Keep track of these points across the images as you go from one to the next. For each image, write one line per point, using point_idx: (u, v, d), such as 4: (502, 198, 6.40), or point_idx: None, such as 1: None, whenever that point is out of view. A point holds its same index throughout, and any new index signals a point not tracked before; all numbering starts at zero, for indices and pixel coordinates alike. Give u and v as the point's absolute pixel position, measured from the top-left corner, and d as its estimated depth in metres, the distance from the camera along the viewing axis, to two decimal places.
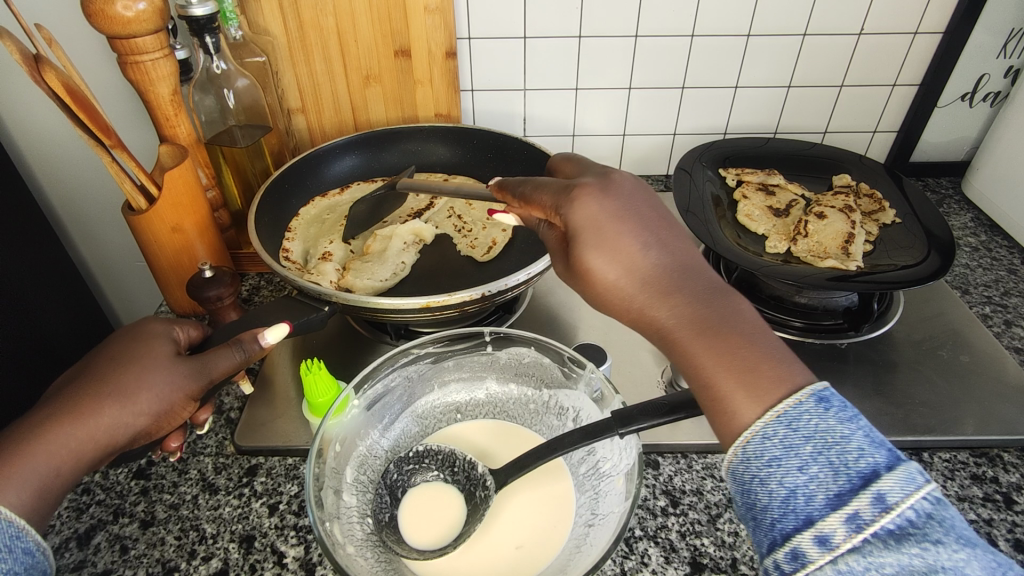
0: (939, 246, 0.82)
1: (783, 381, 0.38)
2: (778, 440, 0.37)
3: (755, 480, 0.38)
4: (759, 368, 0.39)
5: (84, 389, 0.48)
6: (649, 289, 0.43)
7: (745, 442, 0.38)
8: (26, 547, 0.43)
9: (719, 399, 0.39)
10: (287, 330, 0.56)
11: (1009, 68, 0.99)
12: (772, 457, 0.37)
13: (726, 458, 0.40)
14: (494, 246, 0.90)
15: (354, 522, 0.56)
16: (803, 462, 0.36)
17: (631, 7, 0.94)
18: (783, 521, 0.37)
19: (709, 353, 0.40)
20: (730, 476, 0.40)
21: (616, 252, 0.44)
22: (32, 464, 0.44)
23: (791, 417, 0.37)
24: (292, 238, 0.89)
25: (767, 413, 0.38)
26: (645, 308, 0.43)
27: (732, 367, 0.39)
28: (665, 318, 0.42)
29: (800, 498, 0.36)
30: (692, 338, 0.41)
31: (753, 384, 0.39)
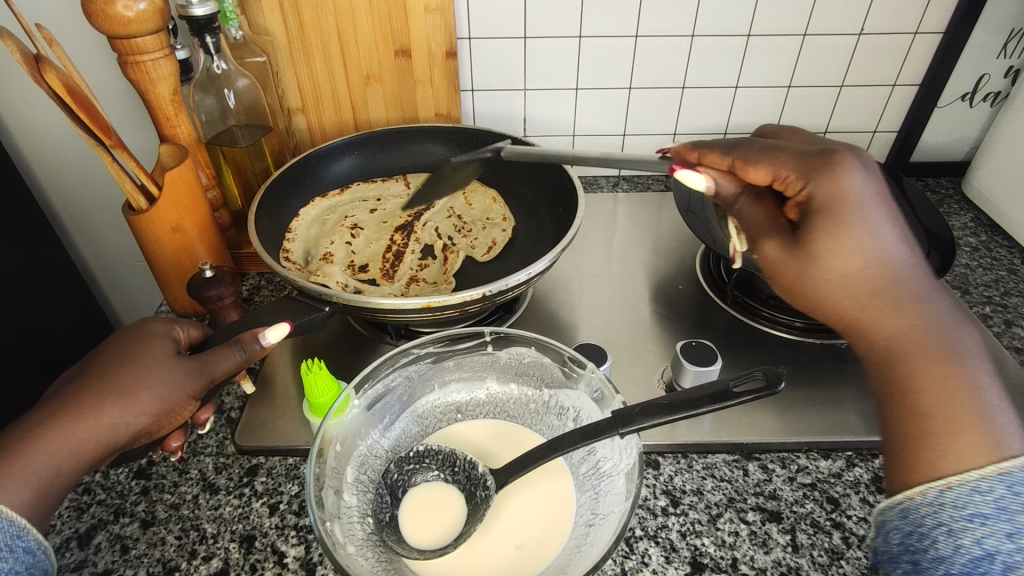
0: (939, 246, 0.82)
1: (999, 440, 0.39)
2: (992, 499, 0.39)
3: (942, 529, 0.40)
4: (967, 421, 0.40)
5: (85, 390, 0.48)
6: (887, 289, 0.44)
7: (949, 489, 0.40)
8: (27, 547, 0.43)
9: (925, 441, 0.41)
10: (288, 329, 0.55)
11: (1009, 68, 1.00)
12: (977, 514, 0.39)
13: (906, 494, 0.42)
14: (494, 246, 0.90)
15: (355, 522, 0.56)
16: (1015, 529, 0.38)
17: (631, 7, 0.94)
18: (962, 572, 0.39)
19: (930, 376, 0.42)
20: (902, 511, 0.42)
21: (854, 242, 0.44)
22: (32, 464, 0.44)
23: (1016, 481, 0.38)
24: (293, 238, 0.88)
25: (987, 469, 0.39)
26: (896, 311, 0.44)
27: (943, 401, 0.41)
28: (875, 316, 0.45)
29: (995, 563, 0.38)
30: (915, 352, 0.43)
31: (957, 433, 0.40)
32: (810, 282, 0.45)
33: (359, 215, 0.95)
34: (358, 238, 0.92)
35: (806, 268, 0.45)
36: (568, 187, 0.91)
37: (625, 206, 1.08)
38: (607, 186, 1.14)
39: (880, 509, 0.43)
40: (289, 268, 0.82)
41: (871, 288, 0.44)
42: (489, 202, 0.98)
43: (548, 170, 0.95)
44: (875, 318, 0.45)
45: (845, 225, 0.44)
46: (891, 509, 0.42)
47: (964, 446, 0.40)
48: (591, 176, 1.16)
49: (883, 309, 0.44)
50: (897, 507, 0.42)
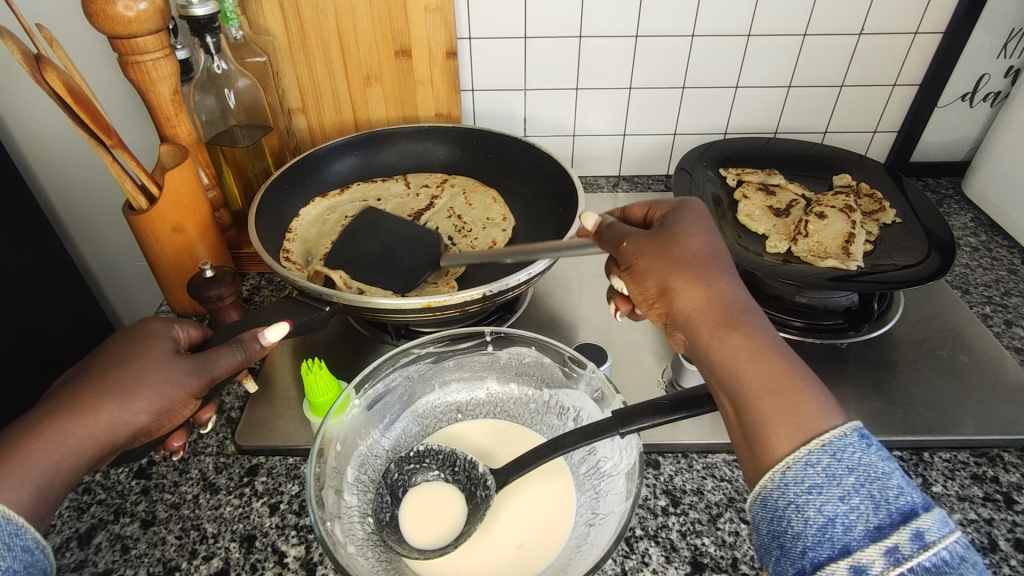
0: (939, 246, 0.82)
1: (825, 412, 0.41)
2: (822, 468, 0.39)
3: (791, 506, 0.39)
4: (800, 398, 0.41)
5: (83, 389, 0.48)
6: (717, 273, 0.49)
7: (785, 468, 0.40)
8: (24, 544, 0.42)
9: (763, 422, 0.41)
10: (287, 329, 0.56)
11: (1009, 68, 1.00)
12: (813, 484, 0.39)
13: (758, 483, 0.41)
14: (494, 246, 0.91)
15: (355, 522, 0.56)
16: (845, 492, 0.38)
17: (631, 8, 0.94)
18: (817, 549, 0.38)
19: (753, 364, 0.43)
20: (760, 500, 0.41)
21: (691, 231, 0.52)
22: (32, 463, 0.44)
23: (837, 448, 0.39)
24: (293, 238, 0.89)
25: (811, 442, 0.40)
26: (722, 293, 0.48)
27: (768, 381, 0.42)
28: (702, 295, 0.47)
29: (838, 528, 0.38)
30: (736, 341, 0.45)
31: (791, 410, 0.41)
32: (666, 254, 0.50)
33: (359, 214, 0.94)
34: None
35: (667, 250, 0.50)
36: (568, 187, 0.91)
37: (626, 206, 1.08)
38: (607, 186, 1.14)
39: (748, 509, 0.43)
40: (290, 268, 0.83)
41: (707, 262, 0.49)
42: (490, 201, 0.98)
43: (548, 170, 0.95)
44: (706, 294, 0.47)
45: (690, 220, 0.53)
46: (753, 505, 0.42)
47: (802, 421, 0.40)
48: (591, 176, 1.16)
49: (710, 288, 0.48)
50: (756, 499, 0.41)
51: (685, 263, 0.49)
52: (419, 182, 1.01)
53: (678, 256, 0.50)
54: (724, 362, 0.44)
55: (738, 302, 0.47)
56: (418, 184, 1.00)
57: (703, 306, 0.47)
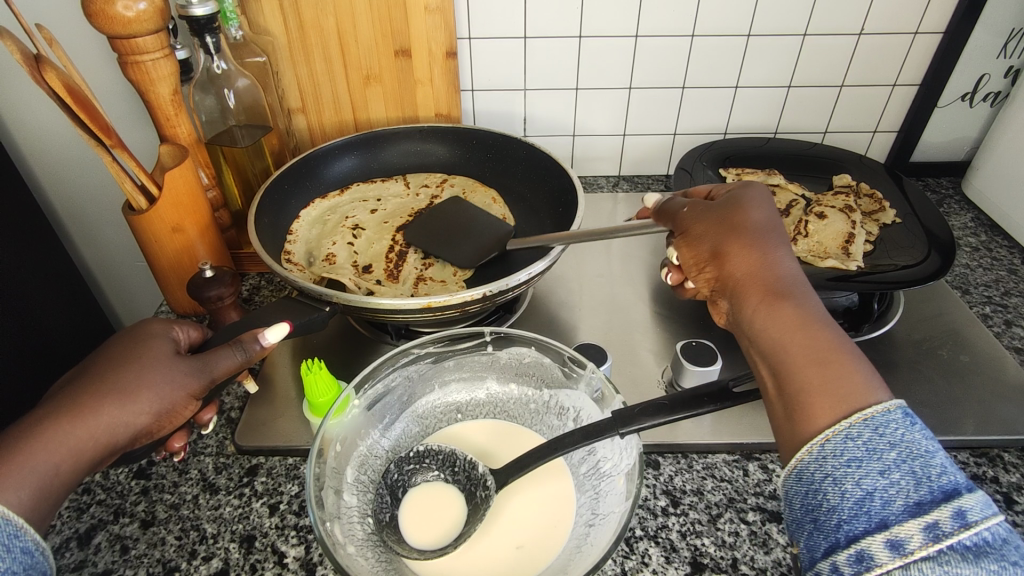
0: (939, 246, 0.82)
1: (870, 389, 0.41)
2: (862, 443, 0.39)
3: (828, 479, 0.39)
4: (845, 371, 0.42)
5: (84, 389, 0.48)
6: (772, 241, 0.51)
7: (825, 440, 0.40)
8: (24, 546, 0.42)
9: (805, 391, 0.42)
10: (287, 329, 0.55)
11: (1009, 68, 0.99)
12: (853, 457, 0.39)
13: (795, 456, 0.41)
14: None
15: (354, 522, 0.56)
16: (885, 466, 0.38)
17: (631, 8, 0.94)
18: (854, 522, 0.38)
19: (799, 336, 0.44)
20: (795, 474, 0.41)
21: (752, 203, 0.54)
22: (32, 463, 0.44)
23: (880, 423, 0.39)
24: (295, 240, 0.89)
25: (853, 416, 0.40)
26: (775, 264, 0.49)
27: (814, 354, 0.43)
28: (753, 262, 0.50)
29: (876, 501, 0.38)
30: (784, 311, 0.46)
31: (834, 383, 0.41)
32: (722, 221, 0.53)
33: (359, 215, 0.95)
34: (360, 238, 0.92)
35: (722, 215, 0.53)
36: (569, 187, 0.91)
37: (626, 206, 1.08)
38: (607, 186, 1.14)
39: (781, 483, 0.43)
40: (291, 269, 0.82)
41: (763, 232, 0.51)
42: (489, 201, 0.97)
43: (548, 170, 0.95)
44: (757, 261, 0.50)
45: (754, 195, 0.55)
46: (787, 478, 0.42)
47: (845, 395, 0.41)
48: (591, 176, 1.16)
49: (763, 256, 0.50)
50: (792, 472, 0.42)
51: (740, 231, 0.52)
52: (418, 182, 1.01)
53: (735, 223, 0.52)
54: (769, 329, 0.46)
55: (790, 275, 0.49)
56: (417, 184, 1.00)
57: (753, 272, 0.49)
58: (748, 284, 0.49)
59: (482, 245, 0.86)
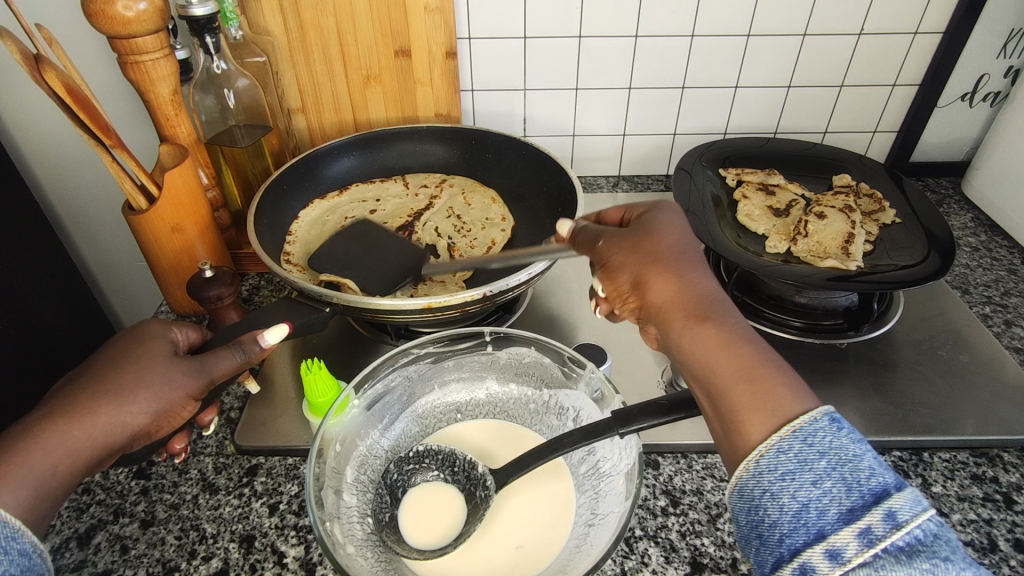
0: (939, 246, 0.82)
1: (798, 398, 0.41)
2: (793, 454, 0.39)
3: (766, 494, 0.39)
4: (773, 385, 0.42)
5: (82, 390, 0.48)
6: (690, 264, 0.50)
7: (760, 456, 0.40)
8: (22, 548, 0.42)
9: (738, 409, 0.42)
10: (287, 331, 0.56)
11: (1009, 68, 0.99)
12: (785, 471, 0.39)
13: (734, 474, 0.41)
14: (493, 246, 0.91)
15: (354, 522, 0.56)
16: (817, 476, 0.38)
17: (631, 8, 0.94)
18: (794, 535, 0.38)
19: (724, 356, 0.44)
20: (737, 492, 0.41)
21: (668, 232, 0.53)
22: (30, 464, 0.44)
23: (807, 433, 0.39)
24: (294, 241, 0.88)
25: (783, 428, 0.40)
26: (696, 287, 0.49)
27: (741, 370, 0.43)
28: (674, 286, 0.49)
29: (812, 512, 0.38)
30: (708, 333, 0.45)
31: (765, 397, 0.41)
32: (639, 250, 0.52)
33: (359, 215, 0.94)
34: None
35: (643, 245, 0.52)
36: (568, 187, 0.91)
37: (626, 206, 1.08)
38: (607, 186, 1.14)
39: (727, 500, 0.43)
40: (292, 269, 0.83)
41: (681, 258, 0.51)
42: (488, 201, 0.98)
43: (548, 171, 0.95)
44: (678, 286, 0.49)
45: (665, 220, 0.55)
46: (731, 496, 0.42)
47: (775, 408, 0.41)
48: (591, 176, 1.16)
49: (682, 280, 0.49)
50: (733, 490, 0.42)
51: (658, 257, 0.51)
52: (417, 182, 1.01)
53: (652, 251, 0.51)
54: (697, 355, 0.45)
55: (709, 296, 0.48)
56: (417, 184, 1.00)
57: (675, 298, 0.48)
58: (671, 311, 0.48)
59: (396, 268, 0.79)
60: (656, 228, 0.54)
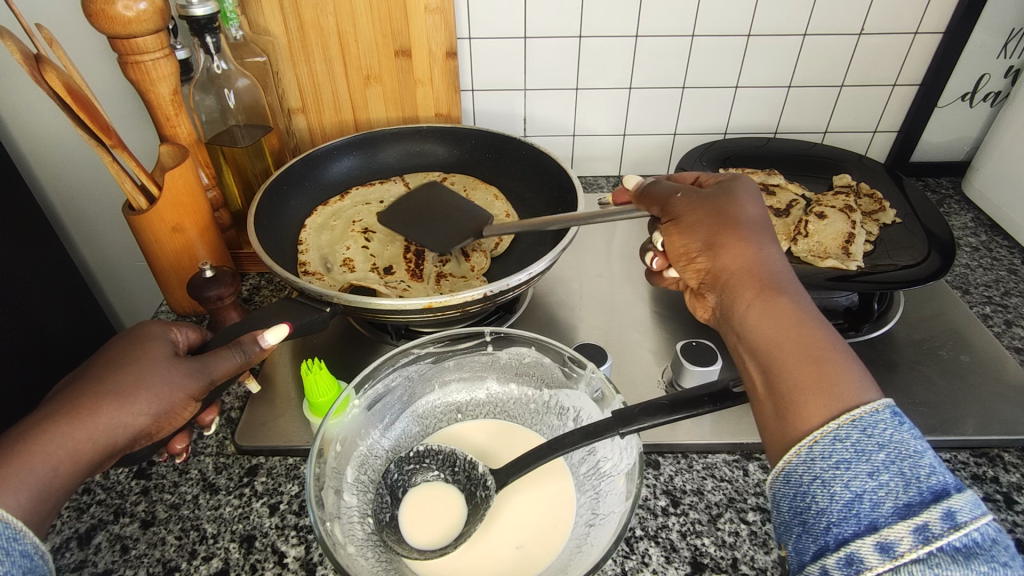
0: (939, 246, 0.82)
1: (860, 386, 0.41)
2: (851, 444, 0.39)
3: (817, 481, 0.40)
4: (835, 365, 0.42)
5: (82, 391, 0.48)
6: (763, 239, 0.52)
7: (814, 442, 0.40)
8: (24, 549, 0.42)
9: (797, 391, 0.42)
10: (287, 331, 0.55)
11: (1009, 68, 0.99)
12: (841, 459, 0.39)
13: (784, 457, 0.42)
14: (500, 245, 0.90)
15: (354, 522, 0.56)
16: (874, 468, 0.38)
17: (631, 8, 0.94)
18: (843, 524, 0.38)
19: (789, 329, 0.45)
20: (784, 477, 0.41)
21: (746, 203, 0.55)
22: (30, 465, 0.44)
23: (868, 423, 0.39)
24: (307, 248, 0.88)
25: (842, 416, 0.40)
26: (765, 260, 0.50)
27: (803, 349, 0.44)
28: (743, 259, 0.51)
29: (865, 503, 0.38)
30: (775, 305, 0.47)
31: (826, 380, 0.42)
32: (713, 217, 0.54)
33: (366, 219, 0.95)
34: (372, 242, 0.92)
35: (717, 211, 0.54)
36: (568, 187, 0.91)
37: None
38: (607, 186, 1.14)
39: (770, 485, 0.43)
40: (311, 279, 0.82)
41: (755, 230, 0.53)
42: (491, 198, 0.97)
43: (548, 171, 0.95)
44: (748, 259, 0.51)
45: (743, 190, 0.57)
46: (776, 481, 0.42)
47: (835, 392, 0.41)
48: (591, 176, 1.16)
49: (755, 251, 0.51)
50: (780, 475, 0.42)
51: (733, 224, 0.53)
52: (418, 181, 1.01)
53: (725, 219, 0.53)
54: (761, 327, 0.46)
55: (779, 273, 0.50)
56: (417, 184, 1.00)
57: (745, 269, 0.50)
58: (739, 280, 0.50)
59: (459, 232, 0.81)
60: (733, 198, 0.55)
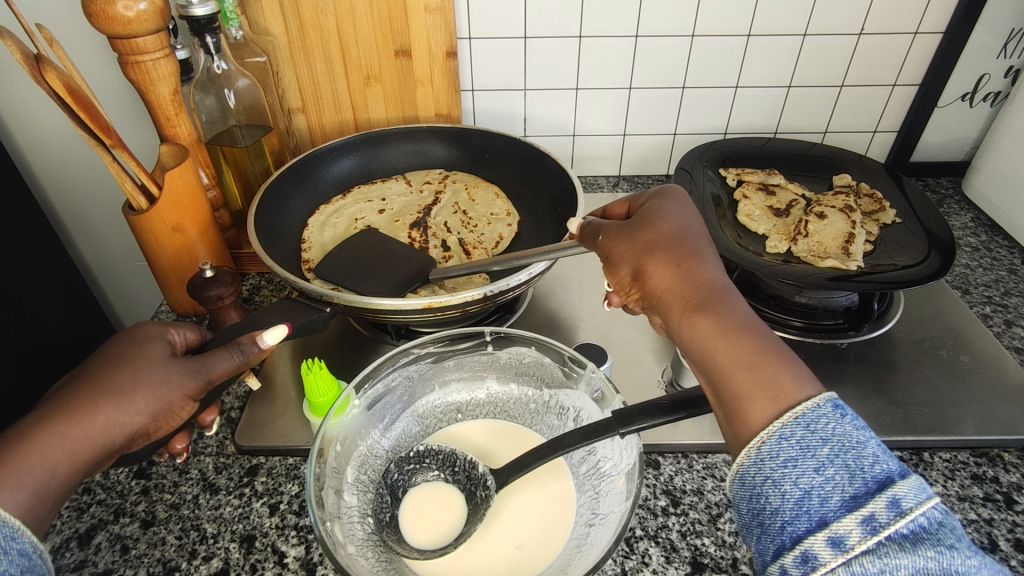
0: (939, 246, 0.82)
1: (800, 384, 0.41)
2: (795, 441, 0.39)
3: (768, 482, 0.39)
4: (773, 371, 0.42)
5: (78, 391, 0.48)
6: (691, 251, 0.51)
7: (761, 443, 0.40)
8: (22, 548, 0.42)
9: (741, 399, 0.42)
10: (286, 332, 0.55)
11: (1009, 68, 0.99)
12: (788, 457, 0.39)
13: (735, 461, 0.41)
14: (501, 242, 0.91)
15: (354, 522, 0.56)
16: (820, 463, 0.38)
17: (631, 8, 0.94)
18: (795, 522, 0.38)
19: (725, 340, 0.44)
20: (738, 480, 0.41)
21: (669, 221, 0.54)
22: (30, 464, 0.44)
23: (810, 420, 0.39)
24: (310, 246, 0.88)
25: (785, 415, 0.40)
26: (695, 272, 0.49)
27: (741, 357, 0.43)
28: (673, 275, 0.49)
29: (815, 499, 0.38)
30: (710, 317, 0.46)
31: (767, 384, 0.41)
32: (639, 239, 0.53)
33: (369, 216, 0.94)
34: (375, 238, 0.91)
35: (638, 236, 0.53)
36: (569, 187, 0.91)
37: None
38: (607, 186, 1.14)
39: (727, 488, 0.43)
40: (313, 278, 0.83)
41: (681, 244, 0.52)
42: (492, 196, 0.98)
43: (548, 171, 0.95)
44: (678, 274, 0.49)
45: (667, 208, 0.56)
46: (731, 484, 0.42)
47: (777, 394, 0.41)
48: (591, 176, 1.16)
49: (683, 266, 0.50)
50: (734, 478, 0.42)
51: (656, 246, 0.52)
52: (420, 180, 1.01)
53: (651, 241, 0.52)
54: (698, 341, 0.46)
55: (713, 282, 0.49)
56: (419, 182, 1.01)
57: (674, 285, 0.49)
58: (670, 298, 0.49)
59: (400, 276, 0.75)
60: (656, 217, 0.55)
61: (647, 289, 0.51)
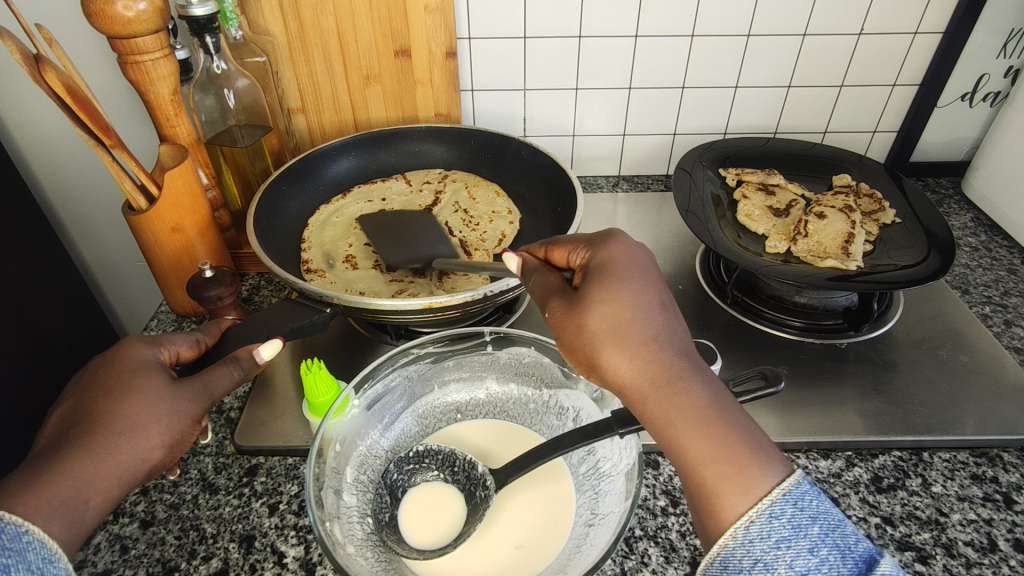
0: (939, 246, 0.82)
1: (768, 471, 0.40)
2: (787, 520, 0.40)
3: (759, 565, 0.39)
4: (745, 463, 0.41)
5: (89, 428, 0.46)
6: (642, 332, 0.47)
7: (751, 522, 0.40)
8: (57, 573, 0.40)
9: (713, 492, 0.41)
10: (281, 344, 0.56)
11: (1009, 68, 0.99)
12: (781, 538, 0.39)
13: (719, 541, 0.40)
14: (504, 238, 0.91)
15: (354, 522, 0.56)
16: (812, 543, 0.39)
17: (631, 8, 0.94)
18: None
19: (691, 434, 0.42)
20: (719, 563, 0.41)
21: (618, 294, 0.49)
22: (62, 495, 0.43)
23: (797, 497, 0.40)
24: (310, 246, 0.88)
25: (773, 492, 0.40)
26: (650, 356, 0.46)
27: (710, 452, 0.41)
28: (630, 365, 0.46)
29: None
30: (675, 408, 0.43)
31: (739, 478, 0.40)
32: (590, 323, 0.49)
33: (369, 216, 0.95)
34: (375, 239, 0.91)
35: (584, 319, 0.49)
36: (569, 186, 0.91)
37: (626, 206, 1.08)
38: (607, 186, 1.14)
39: (700, 569, 0.42)
40: (314, 279, 0.83)
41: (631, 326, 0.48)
42: (493, 195, 0.98)
43: (548, 170, 0.96)
44: (634, 364, 0.46)
45: (618, 272, 0.51)
46: (709, 566, 0.41)
47: (747, 488, 0.40)
48: (591, 176, 1.16)
49: (636, 355, 0.46)
50: (714, 560, 0.41)
51: (609, 333, 0.48)
52: (419, 180, 1.00)
53: (596, 327, 0.48)
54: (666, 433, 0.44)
55: (674, 362, 0.45)
56: (419, 181, 1.00)
57: (632, 376, 0.46)
58: (631, 389, 0.46)
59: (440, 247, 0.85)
60: (598, 287, 0.50)
61: (608, 378, 0.48)
